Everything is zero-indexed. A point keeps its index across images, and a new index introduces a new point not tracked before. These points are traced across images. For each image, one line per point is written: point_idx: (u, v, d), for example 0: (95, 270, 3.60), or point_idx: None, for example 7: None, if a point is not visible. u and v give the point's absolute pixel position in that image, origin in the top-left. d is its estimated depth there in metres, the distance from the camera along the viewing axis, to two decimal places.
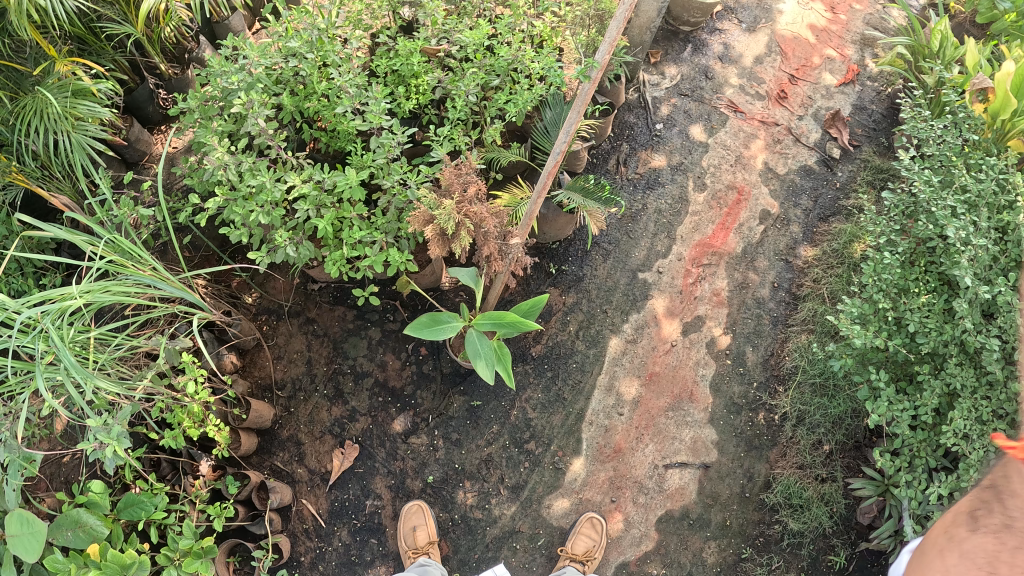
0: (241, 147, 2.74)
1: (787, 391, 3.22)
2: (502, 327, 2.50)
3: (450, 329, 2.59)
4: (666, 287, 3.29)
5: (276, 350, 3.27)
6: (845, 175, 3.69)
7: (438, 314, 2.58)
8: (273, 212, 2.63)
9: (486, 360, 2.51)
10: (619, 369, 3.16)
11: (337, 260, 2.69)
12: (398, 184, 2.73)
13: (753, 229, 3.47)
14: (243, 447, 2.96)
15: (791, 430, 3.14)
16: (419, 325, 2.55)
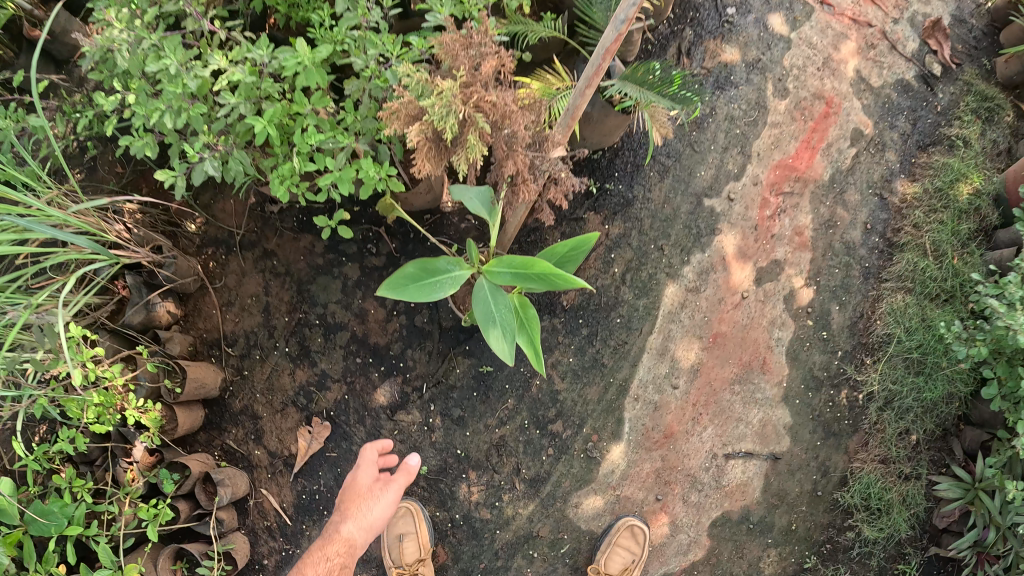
0: (146, 17, 1.81)
1: (876, 363, 2.56)
2: (527, 284, 1.72)
3: (450, 282, 1.80)
4: (738, 220, 2.31)
5: (225, 294, 2.47)
6: (947, 98, 2.73)
7: (431, 262, 1.79)
8: (187, 112, 1.76)
9: (503, 332, 1.77)
10: (675, 328, 2.21)
11: (285, 178, 1.83)
12: (376, 63, 1.76)
13: (844, 152, 2.65)
14: (181, 427, 2.36)
15: (877, 413, 2.56)
16: (404, 280, 1.76)
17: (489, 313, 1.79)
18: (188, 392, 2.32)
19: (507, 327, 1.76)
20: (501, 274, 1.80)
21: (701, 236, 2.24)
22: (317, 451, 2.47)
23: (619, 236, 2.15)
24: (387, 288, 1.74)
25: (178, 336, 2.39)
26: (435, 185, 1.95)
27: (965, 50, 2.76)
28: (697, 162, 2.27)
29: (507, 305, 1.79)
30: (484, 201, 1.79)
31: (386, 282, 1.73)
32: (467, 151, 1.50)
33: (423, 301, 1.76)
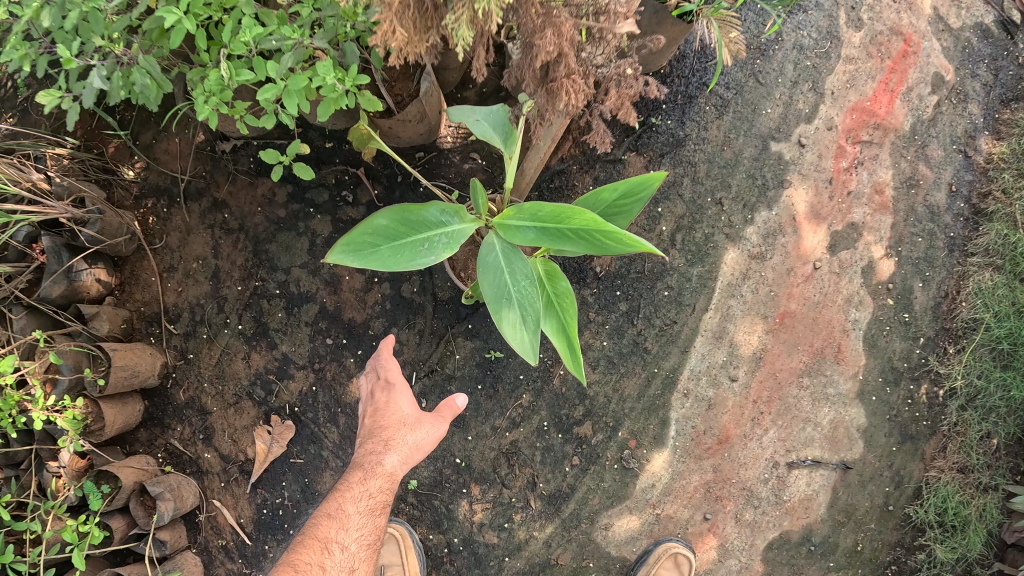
0: None
1: (961, 352, 2.04)
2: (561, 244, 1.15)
3: (445, 241, 1.20)
4: (810, 170, 1.84)
5: (166, 256, 1.99)
6: None
7: (418, 211, 1.18)
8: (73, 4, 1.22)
9: (522, 315, 1.19)
10: (735, 305, 1.75)
11: (213, 94, 1.26)
12: None
13: (925, 98, 2.09)
14: (110, 428, 1.86)
15: (956, 413, 2.04)
16: (374, 235, 1.14)
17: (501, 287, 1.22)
18: (116, 382, 1.82)
19: (529, 308, 1.19)
20: (520, 231, 1.23)
21: (767, 189, 1.77)
22: (280, 456, 1.98)
23: (669, 185, 1.70)
24: (348, 246, 1.11)
25: (108, 310, 1.90)
26: (430, 107, 1.44)
27: None
28: (762, 95, 1.81)
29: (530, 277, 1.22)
30: (494, 123, 1.27)
31: (347, 234, 1.11)
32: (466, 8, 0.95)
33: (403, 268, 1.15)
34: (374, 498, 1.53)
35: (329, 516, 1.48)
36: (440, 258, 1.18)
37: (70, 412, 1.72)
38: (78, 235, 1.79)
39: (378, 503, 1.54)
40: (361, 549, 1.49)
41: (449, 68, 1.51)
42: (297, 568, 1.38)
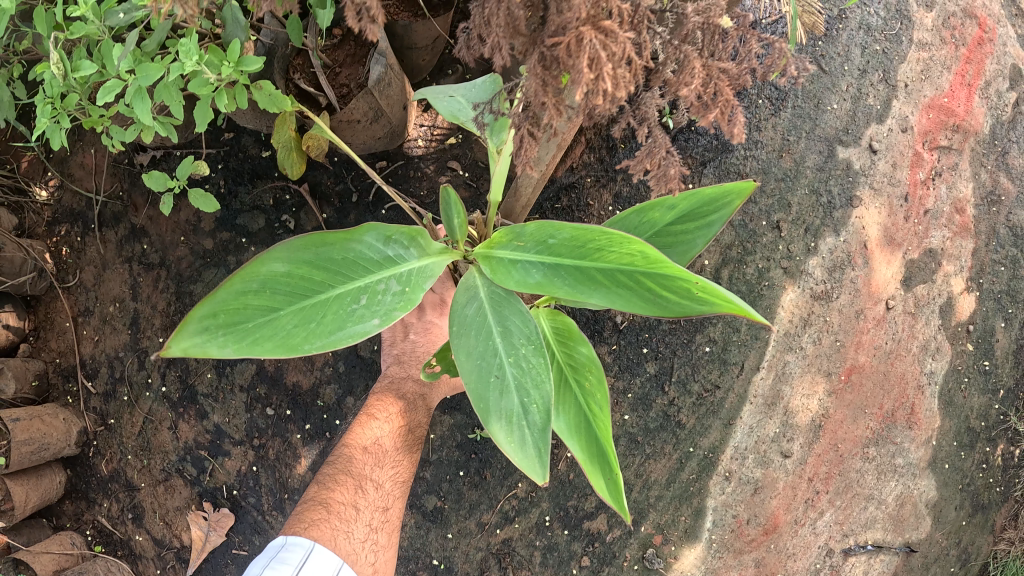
0: None
1: None
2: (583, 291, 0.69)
3: (394, 290, 0.76)
4: (883, 183, 1.44)
5: (82, 296, 1.60)
6: None
7: (341, 245, 0.74)
8: None
9: (520, 403, 0.75)
10: (792, 362, 1.37)
11: (55, 99, 0.89)
12: None
13: (1009, 93, 1.72)
14: (21, 508, 1.50)
15: None
16: (268, 289, 0.69)
17: (485, 356, 0.77)
18: (21, 459, 1.46)
19: (532, 391, 0.75)
20: (515, 268, 0.76)
21: (833, 209, 1.38)
22: (221, 545, 1.57)
23: None
24: (219, 314, 0.66)
25: (17, 364, 1.55)
26: (387, 101, 1.04)
27: None
28: (825, 87, 1.40)
29: (530, 338, 0.77)
30: (476, 100, 0.85)
31: (216, 295, 0.65)
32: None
33: (320, 345, 0.70)
34: (411, 425, 1.18)
35: (366, 446, 1.12)
36: (386, 319, 0.74)
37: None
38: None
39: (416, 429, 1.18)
40: (399, 488, 1.14)
41: (415, 46, 1.10)
42: (328, 509, 1.04)
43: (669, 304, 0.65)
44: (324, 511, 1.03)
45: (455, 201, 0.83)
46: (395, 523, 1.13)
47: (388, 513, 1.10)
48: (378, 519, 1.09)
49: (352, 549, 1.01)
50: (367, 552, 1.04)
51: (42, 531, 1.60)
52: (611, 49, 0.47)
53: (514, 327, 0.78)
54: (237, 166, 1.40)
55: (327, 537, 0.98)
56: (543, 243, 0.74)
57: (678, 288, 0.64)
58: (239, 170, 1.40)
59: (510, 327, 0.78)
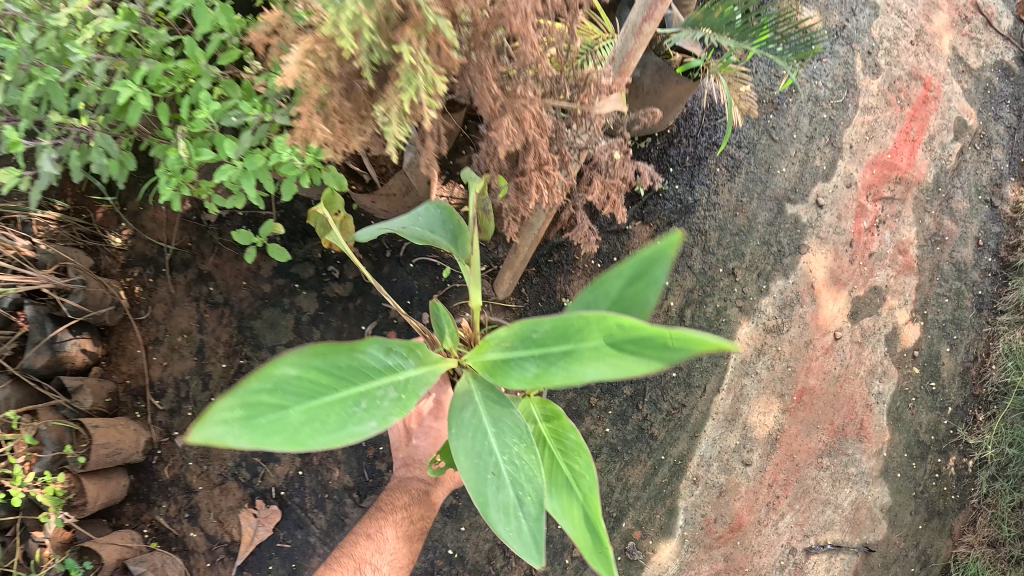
0: None
1: (989, 423, 2.07)
2: (577, 371, 0.61)
3: (391, 397, 0.73)
4: (829, 233, 1.72)
5: (153, 329, 1.90)
6: None
7: (349, 351, 0.70)
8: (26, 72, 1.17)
9: (515, 495, 0.70)
10: (749, 384, 1.63)
11: (176, 174, 1.20)
12: None
13: (947, 148, 2.09)
14: (93, 504, 1.72)
15: (986, 484, 2.06)
16: (279, 391, 0.59)
17: (474, 445, 0.74)
18: (99, 460, 1.71)
19: (527, 485, 0.71)
20: (508, 365, 0.72)
21: (783, 256, 1.65)
22: (266, 540, 1.92)
23: (681, 256, 1.57)
24: (236, 409, 0.53)
25: (93, 382, 1.79)
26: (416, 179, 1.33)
27: None
28: (777, 153, 1.68)
29: (521, 431, 0.76)
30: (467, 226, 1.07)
31: (226, 394, 0.52)
32: (396, 97, 0.73)
33: (324, 442, 0.61)
34: (413, 517, 1.29)
35: (369, 533, 1.25)
36: (382, 423, 0.70)
37: (49, 487, 1.58)
38: (63, 303, 1.68)
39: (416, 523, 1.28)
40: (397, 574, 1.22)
41: None
42: None
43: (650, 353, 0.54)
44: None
45: (444, 311, 0.96)
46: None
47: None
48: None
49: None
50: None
51: (105, 527, 1.80)
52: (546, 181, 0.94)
53: (506, 428, 0.76)
54: (293, 228, 1.83)
55: None
56: (530, 336, 0.69)
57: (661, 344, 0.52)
58: (294, 231, 1.84)
59: (501, 426, 0.77)
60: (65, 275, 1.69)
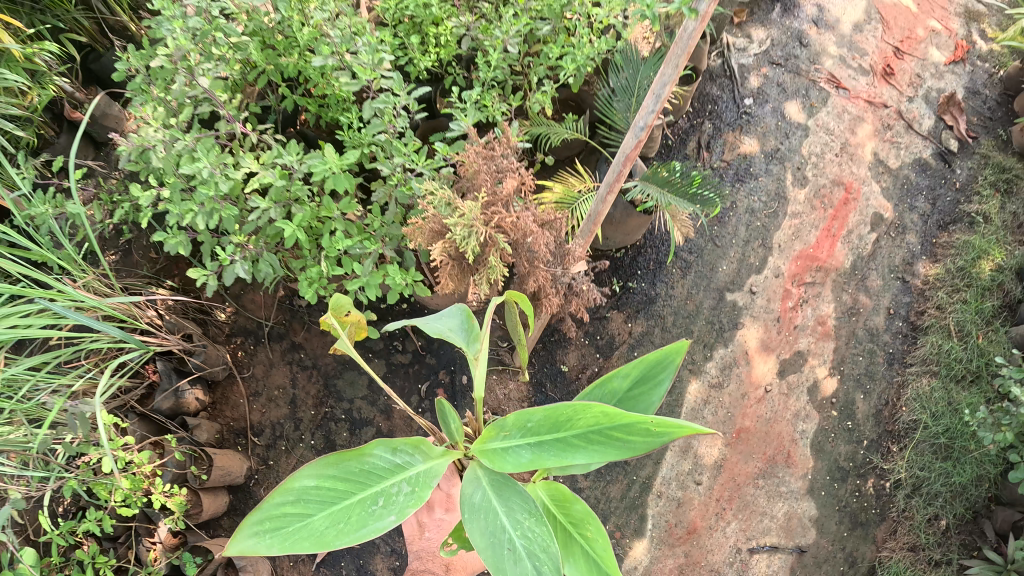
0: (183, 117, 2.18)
1: (902, 452, 2.63)
2: (570, 452, 1.23)
3: (404, 491, 1.30)
4: (760, 313, 2.35)
5: (253, 383, 2.58)
6: (964, 174, 3.21)
7: (360, 461, 1.29)
8: (218, 213, 2.02)
9: (532, 563, 1.20)
10: (699, 425, 2.27)
11: (315, 281, 2.07)
12: (400, 170, 2.05)
13: (865, 238, 2.72)
14: (205, 512, 2.36)
15: (903, 500, 2.61)
16: (302, 500, 1.20)
17: (496, 531, 1.24)
18: (215, 479, 2.36)
19: (541, 553, 1.21)
20: (509, 454, 1.32)
21: (724, 331, 2.30)
22: (340, 541, 2.56)
23: (643, 334, 2.22)
24: (265, 521, 1.15)
25: (206, 423, 2.45)
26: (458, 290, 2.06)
27: (980, 121, 3.58)
28: (720, 256, 2.34)
29: (529, 514, 1.26)
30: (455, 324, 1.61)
31: (264, 506, 1.16)
32: (485, 275, 1.72)
33: (344, 537, 1.19)
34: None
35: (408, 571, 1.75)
36: (399, 513, 1.25)
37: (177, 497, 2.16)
38: (187, 361, 2.36)
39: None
40: None
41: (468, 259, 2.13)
42: None
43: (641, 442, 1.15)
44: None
45: (449, 413, 1.55)
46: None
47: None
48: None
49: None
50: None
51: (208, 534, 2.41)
52: (549, 302, 1.83)
53: (516, 509, 1.28)
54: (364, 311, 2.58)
55: None
56: (526, 430, 1.32)
57: (643, 433, 1.14)
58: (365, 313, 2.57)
59: (513, 509, 1.28)
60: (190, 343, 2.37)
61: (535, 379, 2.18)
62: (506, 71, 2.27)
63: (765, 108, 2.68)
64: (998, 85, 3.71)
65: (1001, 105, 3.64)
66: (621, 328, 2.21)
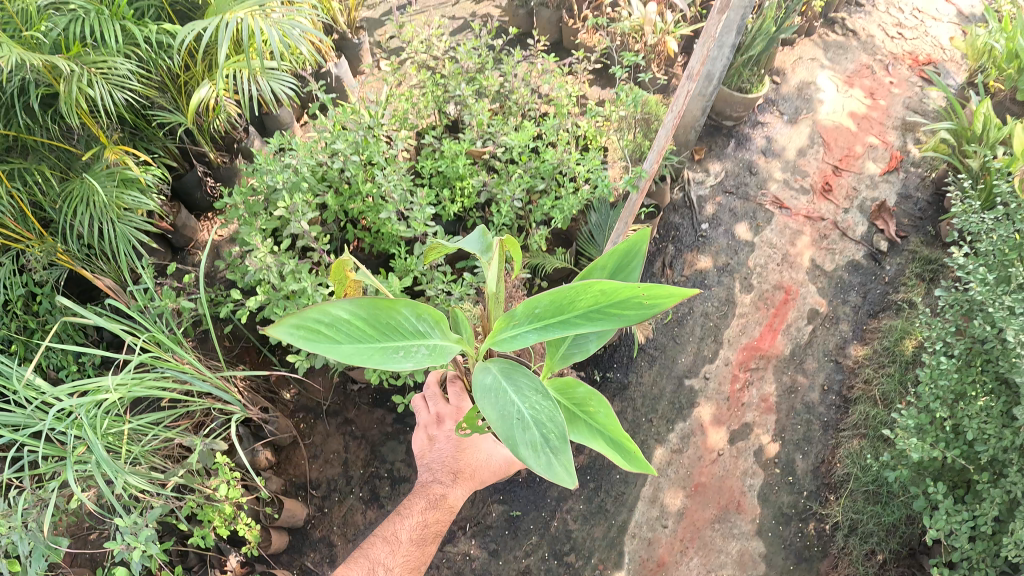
0: (282, 248, 3.04)
1: (838, 499, 3.04)
2: (581, 326, 1.45)
3: (422, 353, 1.46)
4: (713, 395, 3.22)
5: (312, 448, 3.41)
6: (893, 269, 3.78)
7: (389, 315, 1.41)
8: (311, 315, 2.92)
9: (540, 434, 1.34)
10: (663, 480, 3.04)
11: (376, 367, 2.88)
12: (442, 294, 2.91)
13: (802, 329, 3.48)
14: (271, 547, 3.03)
15: (843, 540, 2.95)
16: (336, 326, 1.31)
17: (504, 408, 1.39)
18: (282, 519, 3.07)
19: (549, 425, 1.35)
20: (517, 340, 1.53)
21: (683, 408, 3.17)
22: None
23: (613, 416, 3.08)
24: (301, 331, 1.24)
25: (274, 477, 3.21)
26: None
27: (910, 223, 4.12)
28: (677, 352, 3.30)
29: (538, 392, 1.42)
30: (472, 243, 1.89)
31: (301, 314, 1.23)
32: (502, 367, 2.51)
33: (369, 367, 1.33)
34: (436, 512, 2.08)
35: (423, 504, 2.08)
36: (416, 365, 1.42)
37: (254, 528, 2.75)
38: (265, 427, 3.18)
39: (429, 522, 2.06)
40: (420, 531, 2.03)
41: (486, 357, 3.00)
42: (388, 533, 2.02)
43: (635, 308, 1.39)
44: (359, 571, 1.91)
45: (462, 320, 1.70)
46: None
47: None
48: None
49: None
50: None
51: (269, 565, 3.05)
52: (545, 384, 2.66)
53: (527, 388, 1.44)
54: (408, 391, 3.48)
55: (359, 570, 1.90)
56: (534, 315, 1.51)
57: (636, 300, 1.37)
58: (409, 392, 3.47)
59: (522, 389, 1.44)
60: (267, 413, 3.21)
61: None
62: (512, 215, 3.11)
63: (719, 230, 3.71)
64: (931, 184, 4.31)
65: (931, 204, 4.19)
66: (600, 408, 3.10)
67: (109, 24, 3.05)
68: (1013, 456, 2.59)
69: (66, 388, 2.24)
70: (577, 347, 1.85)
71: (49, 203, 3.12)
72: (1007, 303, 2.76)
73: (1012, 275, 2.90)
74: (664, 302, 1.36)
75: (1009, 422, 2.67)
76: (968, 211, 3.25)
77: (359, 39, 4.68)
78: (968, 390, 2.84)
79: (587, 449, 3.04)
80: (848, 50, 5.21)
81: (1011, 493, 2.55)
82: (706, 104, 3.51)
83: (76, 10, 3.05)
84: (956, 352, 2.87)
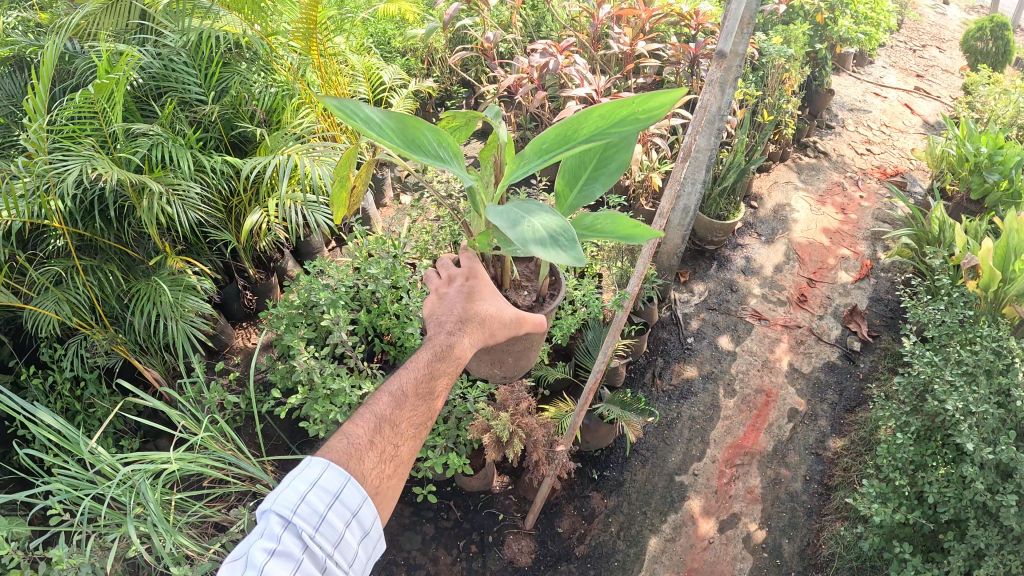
0: (322, 353, 3.53)
1: None
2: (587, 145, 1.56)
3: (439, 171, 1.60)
4: (702, 488, 3.60)
5: None
6: (867, 367, 4.22)
7: (413, 132, 1.57)
8: (346, 410, 3.30)
9: (550, 236, 1.39)
10: (659, 566, 3.28)
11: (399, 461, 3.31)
12: (459, 397, 3.16)
13: (783, 427, 3.90)
14: None
15: None
16: (365, 123, 1.45)
17: (515, 216, 1.45)
18: None
19: (558, 229, 1.42)
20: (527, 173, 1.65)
21: (674, 500, 3.54)
22: None
23: (610, 511, 3.45)
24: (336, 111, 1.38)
25: None
26: (485, 477, 3.33)
27: (882, 323, 4.50)
28: (668, 451, 3.75)
29: (546, 209, 1.49)
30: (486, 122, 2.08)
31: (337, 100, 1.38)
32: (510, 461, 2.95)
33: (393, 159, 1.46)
34: (443, 365, 1.82)
35: (430, 358, 1.82)
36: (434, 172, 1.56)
37: None
38: None
39: (438, 372, 1.80)
40: (426, 386, 1.77)
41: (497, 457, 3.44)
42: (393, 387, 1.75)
43: (638, 119, 1.49)
44: (366, 423, 1.65)
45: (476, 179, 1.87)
46: (405, 459, 1.67)
47: (397, 448, 1.65)
48: (389, 451, 1.64)
49: (362, 471, 1.60)
50: (374, 477, 1.62)
51: None
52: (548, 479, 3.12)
53: (535, 207, 1.52)
54: None
55: (359, 429, 1.64)
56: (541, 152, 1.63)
57: (639, 111, 1.48)
58: None
59: (530, 209, 1.52)
60: None
61: (541, 536, 3.33)
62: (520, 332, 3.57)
63: (703, 342, 4.35)
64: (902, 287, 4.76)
65: (898, 308, 4.58)
66: (598, 502, 3.48)
67: (184, 152, 3.45)
68: (972, 512, 2.72)
69: (131, 454, 2.41)
70: (585, 198, 1.92)
71: (115, 300, 3.30)
72: (948, 377, 3.04)
73: (951, 355, 3.19)
74: (658, 116, 1.49)
75: (967, 483, 2.81)
76: (918, 304, 3.64)
77: (383, 173, 5.46)
78: (929, 461, 3.03)
79: (586, 539, 3.35)
80: (820, 171, 5.94)
81: (976, 546, 2.65)
82: (685, 233, 4.16)
83: (156, 136, 3.42)
84: (912, 427, 3.10)
